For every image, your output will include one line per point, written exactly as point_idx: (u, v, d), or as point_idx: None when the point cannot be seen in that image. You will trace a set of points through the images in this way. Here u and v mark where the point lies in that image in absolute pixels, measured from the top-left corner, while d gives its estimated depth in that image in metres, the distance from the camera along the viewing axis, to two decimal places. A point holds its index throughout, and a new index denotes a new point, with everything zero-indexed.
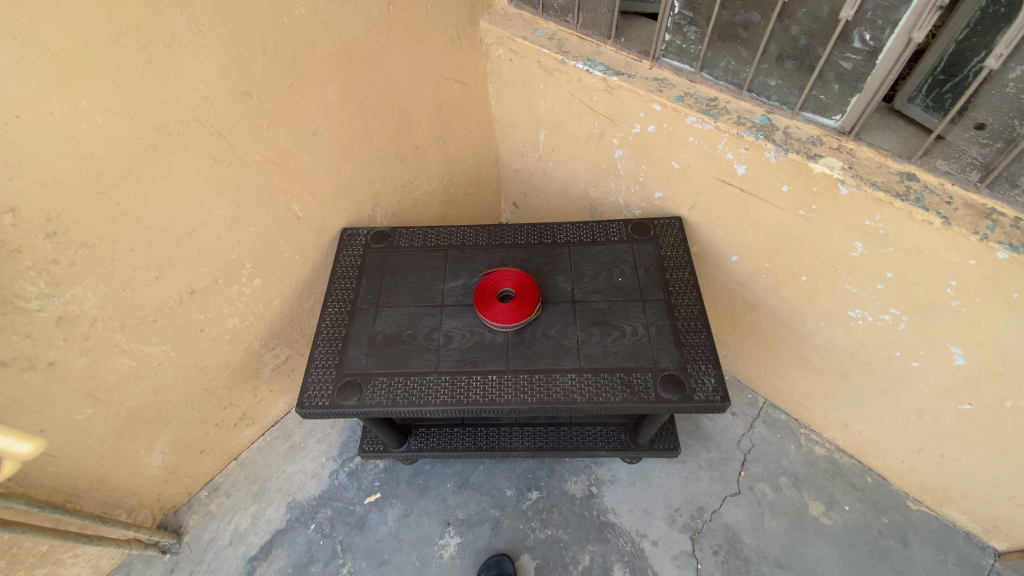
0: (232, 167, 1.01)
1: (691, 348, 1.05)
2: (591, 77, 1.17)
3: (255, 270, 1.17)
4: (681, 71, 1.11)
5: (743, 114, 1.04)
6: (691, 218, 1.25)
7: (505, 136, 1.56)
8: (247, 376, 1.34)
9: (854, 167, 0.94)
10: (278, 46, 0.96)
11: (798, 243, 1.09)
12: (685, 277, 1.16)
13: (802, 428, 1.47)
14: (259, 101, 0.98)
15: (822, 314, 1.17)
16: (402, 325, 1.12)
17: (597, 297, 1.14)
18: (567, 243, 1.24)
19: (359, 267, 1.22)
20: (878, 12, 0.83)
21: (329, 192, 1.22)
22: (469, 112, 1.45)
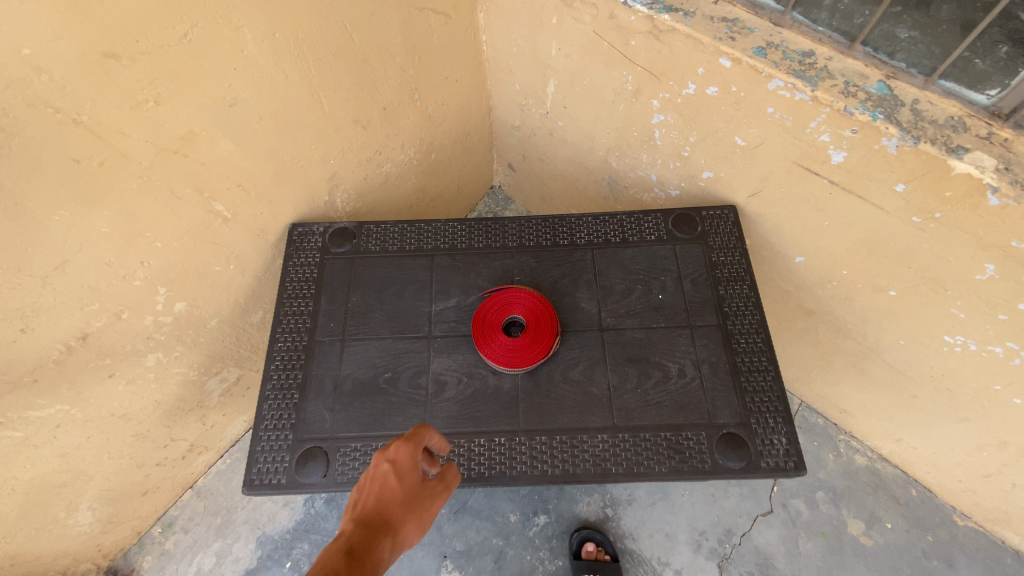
0: (108, 167, 0.68)
1: (755, 395, 0.82)
2: (629, 13, 0.82)
3: (173, 294, 0.87)
4: (762, 9, 0.78)
5: (853, 79, 0.73)
6: (748, 208, 0.96)
7: (501, 84, 1.20)
8: (188, 408, 1.09)
9: (1015, 168, 0.66)
10: None
11: (898, 254, 0.83)
12: (744, 292, 0.90)
13: (842, 434, 1.30)
14: (133, 66, 0.64)
15: (905, 334, 0.94)
16: (376, 366, 0.85)
17: (631, 324, 0.88)
18: (590, 244, 0.95)
19: (315, 282, 0.92)
20: None
21: (266, 181, 0.89)
22: (452, 54, 1.08)
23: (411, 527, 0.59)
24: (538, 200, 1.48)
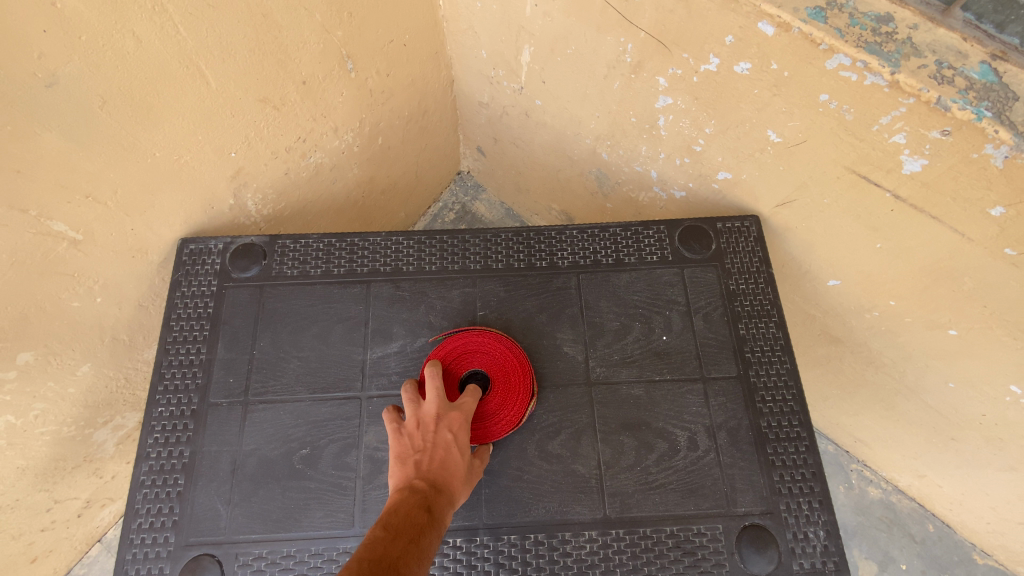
0: None
1: (784, 472, 0.64)
2: None
3: (9, 344, 0.64)
4: None
5: (946, 58, 0.51)
6: (774, 220, 0.76)
7: (464, 50, 0.95)
8: (71, 466, 0.86)
9: None
10: None
11: (972, 291, 0.64)
12: (769, 333, 0.71)
13: (854, 463, 1.15)
14: None
15: (956, 376, 0.77)
16: (290, 441, 0.65)
17: (627, 378, 0.69)
18: (575, 267, 0.74)
19: (212, 321, 0.70)
20: None
21: (132, 186, 0.65)
22: (396, 8, 0.82)
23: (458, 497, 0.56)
24: (513, 190, 1.24)
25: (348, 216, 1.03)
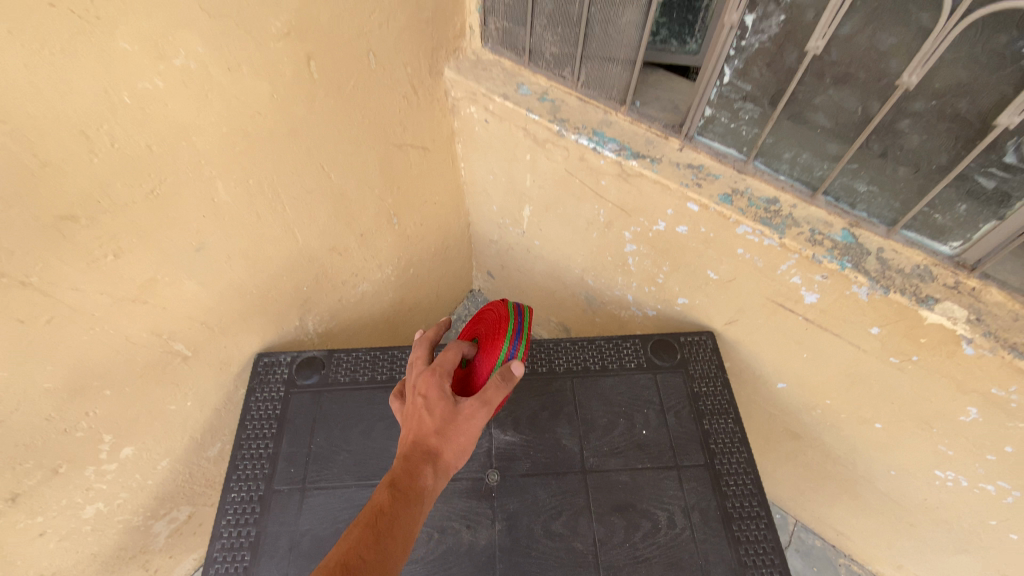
0: (58, 324, 0.65)
1: (748, 547, 0.77)
2: (599, 157, 0.87)
3: (120, 439, 0.81)
4: (725, 157, 0.81)
5: (817, 227, 0.75)
6: (727, 334, 0.96)
7: (479, 203, 1.22)
8: (129, 555, 0.97)
9: (984, 319, 0.67)
10: (118, 139, 0.59)
11: (879, 389, 0.81)
12: (729, 426, 0.87)
13: (841, 557, 1.23)
14: (90, 226, 0.61)
15: (893, 464, 0.91)
16: (339, 521, 0.79)
17: (615, 465, 0.84)
18: (570, 373, 0.93)
19: (278, 420, 0.87)
20: None
21: (231, 315, 0.87)
22: (432, 178, 1.10)
23: (464, 441, 0.65)
24: None
25: (381, 330, 1.24)
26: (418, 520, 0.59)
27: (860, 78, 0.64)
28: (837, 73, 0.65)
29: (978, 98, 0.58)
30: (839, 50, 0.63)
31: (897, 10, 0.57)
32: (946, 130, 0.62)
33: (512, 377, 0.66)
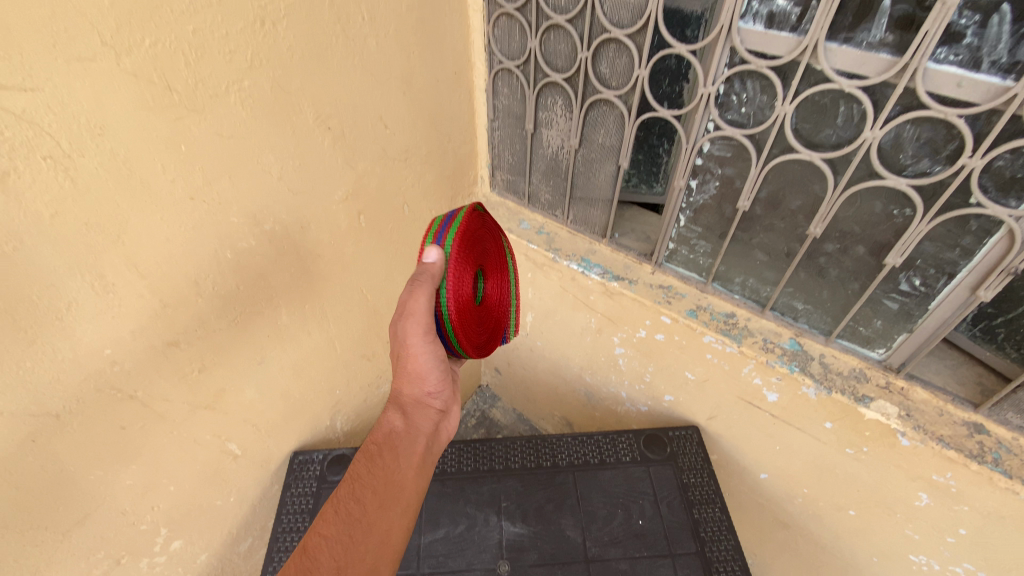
0: (147, 428, 0.79)
1: None
2: (587, 278, 1.09)
3: (173, 532, 0.91)
4: (689, 279, 1.01)
5: (768, 336, 0.92)
6: (710, 428, 1.08)
7: None
8: None
9: (913, 414, 0.80)
10: (217, 282, 0.78)
11: (845, 478, 0.92)
12: (717, 516, 0.97)
13: None
14: (187, 349, 0.78)
15: (875, 550, 0.98)
16: None
17: (615, 553, 0.93)
18: (571, 466, 1.04)
19: (310, 510, 1.03)
20: (929, 262, 0.72)
21: (276, 415, 1.01)
22: None
23: (418, 377, 0.76)
24: (524, 400, 1.59)
25: None
26: (388, 465, 0.70)
27: (781, 226, 0.83)
28: (764, 222, 0.85)
29: (872, 241, 0.75)
30: (763, 207, 0.83)
31: (799, 184, 0.77)
32: (854, 264, 0.79)
33: (426, 267, 0.70)
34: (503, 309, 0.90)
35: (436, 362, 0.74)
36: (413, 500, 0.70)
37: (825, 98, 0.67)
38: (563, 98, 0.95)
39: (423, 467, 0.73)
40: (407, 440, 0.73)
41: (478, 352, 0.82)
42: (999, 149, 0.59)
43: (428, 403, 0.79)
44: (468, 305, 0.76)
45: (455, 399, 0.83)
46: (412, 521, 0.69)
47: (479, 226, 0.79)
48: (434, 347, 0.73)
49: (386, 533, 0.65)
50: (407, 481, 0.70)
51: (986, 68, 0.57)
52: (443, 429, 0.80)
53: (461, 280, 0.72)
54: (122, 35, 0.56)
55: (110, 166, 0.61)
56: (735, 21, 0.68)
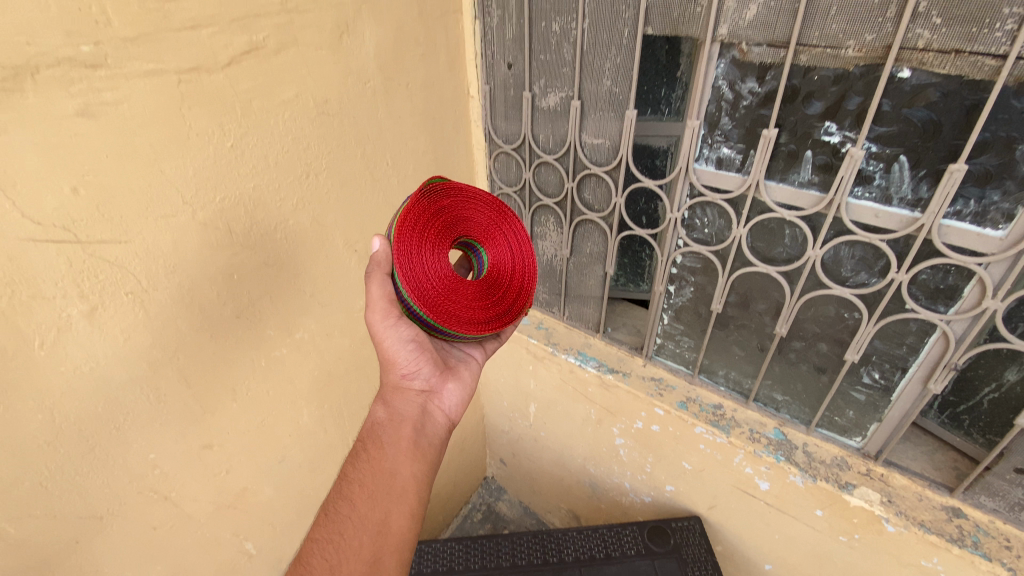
0: (176, 528, 0.85)
1: None
2: (584, 371, 1.17)
3: None
4: (678, 372, 1.10)
5: (755, 427, 0.99)
6: (711, 517, 1.11)
7: (492, 401, 1.51)
8: None
9: (894, 500, 0.85)
10: (250, 388, 0.89)
11: (844, 567, 0.94)
12: None
13: None
14: (219, 450, 0.87)
15: None
16: None
17: None
18: (577, 561, 1.05)
19: None
20: (883, 357, 0.81)
21: (291, 512, 1.07)
22: None
23: (389, 362, 0.79)
24: (529, 492, 1.60)
25: None
26: (372, 456, 0.72)
27: (752, 326, 0.94)
28: (737, 322, 0.95)
29: (832, 339, 0.85)
30: (735, 309, 0.94)
31: (761, 290, 0.89)
32: (820, 358, 0.88)
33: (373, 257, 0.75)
34: (522, 270, 0.89)
35: (403, 342, 0.78)
36: (407, 482, 0.71)
37: (773, 222, 0.81)
38: (554, 216, 1.11)
39: (413, 447, 0.75)
40: (390, 427, 0.76)
41: (479, 326, 0.80)
42: (921, 265, 0.70)
43: (407, 386, 0.81)
44: (440, 279, 0.77)
45: (440, 377, 0.84)
46: (412, 502, 0.70)
47: (444, 201, 0.79)
48: (400, 327, 0.77)
49: (383, 522, 0.67)
50: (396, 466, 0.72)
51: (896, 202, 0.69)
52: (429, 408, 0.81)
53: (413, 258, 0.74)
54: (199, 194, 0.71)
55: (176, 295, 0.73)
56: (691, 163, 0.84)
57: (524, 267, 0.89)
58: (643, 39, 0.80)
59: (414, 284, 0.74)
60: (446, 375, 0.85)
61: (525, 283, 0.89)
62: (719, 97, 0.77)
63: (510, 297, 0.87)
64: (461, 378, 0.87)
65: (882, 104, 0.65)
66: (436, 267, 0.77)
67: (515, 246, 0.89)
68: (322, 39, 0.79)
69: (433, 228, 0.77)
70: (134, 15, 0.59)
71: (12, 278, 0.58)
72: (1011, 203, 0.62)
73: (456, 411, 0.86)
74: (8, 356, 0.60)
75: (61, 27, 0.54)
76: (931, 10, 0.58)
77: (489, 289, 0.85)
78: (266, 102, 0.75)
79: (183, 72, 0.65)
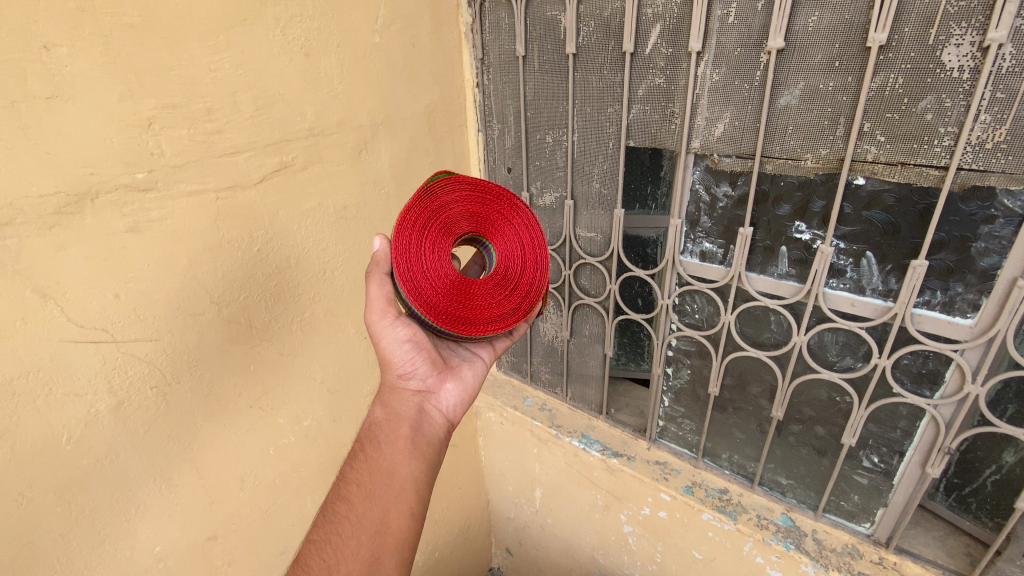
0: None
1: None
2: (589, 454, 1.17)
3: None
4: (682, 455, 1.10)
5: (762, 512, 0.98)
6: None
7: (497, 484, 1.50)
8: None
9: None
10: (258, 477, 0.92)
11: None
12: None
13: None
14: (223, 541, 0.89)
15: None
16: None
17: None
18: None
19: None
20: (878, 440, 0.82)
21: None
22: (453, 469, 1.40)
23: (386, 362, 0.79)
24: None
25: None
26: (370, 456, 0.71)
27: (749, 408, 0.96)
28: (734, 404, 0.97)
29: (828, 422, 0.87)
30: (731, 391, 0.97)
31: (755, 373, 0.92)
32: (819, 441, 0.90)
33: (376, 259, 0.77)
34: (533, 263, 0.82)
35: (399, 342, 0.78)
36: (404, 482, 0.70)
37: (758, 309, 0.86)
38: (553, 300, 1.16)
39: (410, 447, 0.74)
40: (388, 427, 0.75)
41: (477, 330, 0.77)
42: (901, 351, 0.74)
43: (404, 386, 0.80)
44: (437, 277, 0.75)
45: (438, 377, 0.83)
46: (410, 502, 0.69)
47: (447, 196, 0.76)
48: (397, 327, 0.77)
49: (382, 523, 0.66)
50: (393, 466, 0.71)
51: (869, 293, 0.74)
52: (427, 408, 0.80)
53: (410, 257, 0.73)
54: (226, 294, 0.78)
55: (196, 387, 0.78)
56: (677, 256, 0.90)
57: (536, 263, 0.82)
58: (627, 149, 0.90)
59: (411, 284, 0.73)
60: (445, 374, 0.84)
61: (535, 280, 0.83)
62: (698, 198, 0.85)
63: (516, 297, 0.82)
64: (462, 377, 0.86)
65: (843, 206, 0.72)
66: (433, 265, 0.75)
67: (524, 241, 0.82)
68: (343, 155, 0.90)
69: (432, 225, 0.75)
70: (184, 146, 0.69)
71: (51, 377, 0.63)
72: (974, 293, 0.67)
73: (456, 411, 0.84)
74: (38, 451, 0.64)
75: (122, 160, 0.64)
76: (874, 129, 0.66)
77: (494, 288, 0.81)
78: (291, 210, 0.84)
79: (221, 190, 0.74)
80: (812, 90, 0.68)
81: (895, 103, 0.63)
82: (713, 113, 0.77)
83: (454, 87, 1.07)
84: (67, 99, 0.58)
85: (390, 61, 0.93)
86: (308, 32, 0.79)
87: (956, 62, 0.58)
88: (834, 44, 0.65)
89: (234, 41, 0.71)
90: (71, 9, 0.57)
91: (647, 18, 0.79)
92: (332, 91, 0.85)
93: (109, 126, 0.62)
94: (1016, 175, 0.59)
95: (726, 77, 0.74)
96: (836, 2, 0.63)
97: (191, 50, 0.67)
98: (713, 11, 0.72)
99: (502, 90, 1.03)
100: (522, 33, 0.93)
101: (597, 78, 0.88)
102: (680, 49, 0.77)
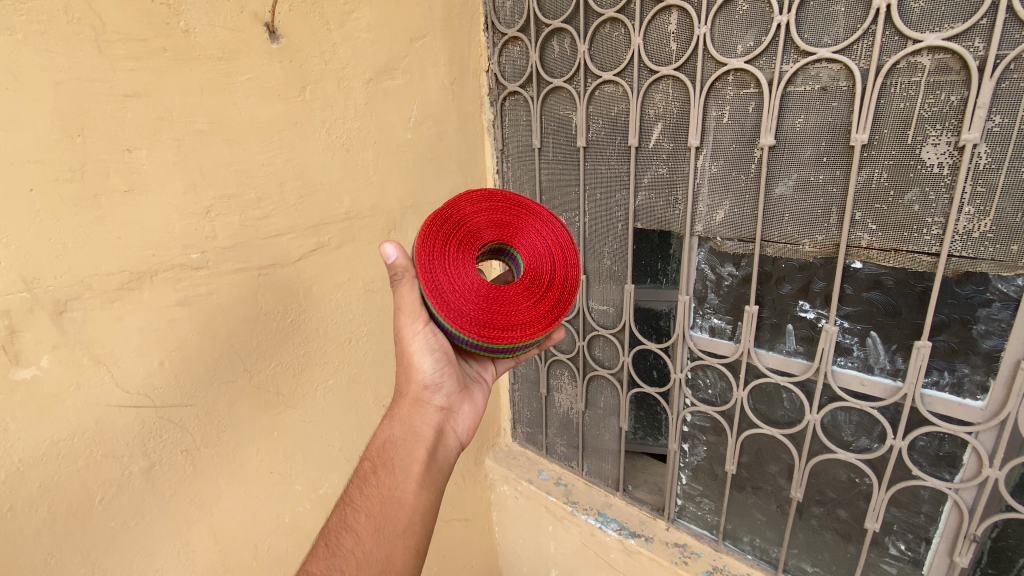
0: None
1: None
2: (605, 533, 1.14)
3: None
4: (703, 536, 1.07)
5: None
6: None
7: (511, 563, 1.45)
8: None
9: None
10: (273, 546, 0.93)
11: None
12: None
13: None
14: None
15: None
16: None
17: None
18: None
19: None
20: (904, 525, 0.80)
21: None
22: (466, 546, 1.36)
23: (414, 374, 0.77)
24: None
25: None
26: (382, 482, 0.68)
27: (768, 488, 0.94)
28: (752, 483, 0.96)
29: (850, 506, 0.85)
30: (749, 469, 0.95)
31: (771, 451, 0.91)
32: (842, 525, 0.87)
33: (393, 266, 0.70)
34: (562, 252, 0.75)
35: (430, 349, 0.75)
36: (414, 515, 0.67)
37: (770, 386, 0.87)
38: (568, 370, 1.18)
39: (423, 475, 0.71)
40: (404, 445, 0.73)
41: (509, 348, 0.70)
42: (915, 432, 0.73)
43: (425, 405, 0.77)
44: (455, 292, 0.69)
45: (459, 396, 0.81)
46: (417, 538, 0.66)
47: (463, 212, 0.73)
48: (429, 335, 0.74)
49: (388, 559, 0.63)
50: (406, 497, 0.68)
51: (878, 371, 0.75)
52: (445, 429, 0.78)
53: (433, 263, 0.69)
54: (258, 362, 0.83)
55: (221, 452, 0.81)
56: (687, 330, 0.93)
57: (565, 257, 0.75)
58: (635, 230, 0.96)
59: (435, 293, 0.68)
60: (464, 395, 0.82)
61: (571, 272, 0.75)
62: (704, 277, 0.90)
63: (547, 284, 0.74)
64: (477, 399, 0.84)
65: (844, 287, 0.75)
66: (457, 269, 0.70)
67: (550, 235, 0.76)
68: (374, 236, 0.98)
69: (450, 230, 0.71)
70: (234, 230, 0.77)
71: (94, 440, 0.67)
72: (982, 375, 0.67)
73: (468, 435, 0.83)
74: (72, 509, 0.67)
75: (180, 243, 0.72)
76: (866, 218, 0.70)
77: (533, 286, 0.73)
78: (324, 285, 0.91)
79: (263, 268, 0.82)
80: (804, 181, 0.74)
81: (882, 195, 0.68)
82: (714, 201, 0.83)
83: (477, 173, 1.17)
84: (141, 192, 0.67)
85: (420, 153, 1.03)
86: (350, 132, 0.90)
87: (936, 159, 0.64)
88: (822, 142, 0.71)
89: (285, 141, 0.81)
90: (153, 119, 0.67)
91: (650, 117, 0.87)
92: (367, 181, 0.94)
93: (172, 214, 0.70)
94: (1005, 262, 0.62)
95: (724, 169, 0.81)
96: (819, 107, 0.70)
97: (248, 149, 0.77)
98: (708, 112, 0.80)
99: (521, 177, 1.12)
100: (539, 128, 1.03)
101: (606, 167, 0.96)
102: (680, 144, 0.84)
